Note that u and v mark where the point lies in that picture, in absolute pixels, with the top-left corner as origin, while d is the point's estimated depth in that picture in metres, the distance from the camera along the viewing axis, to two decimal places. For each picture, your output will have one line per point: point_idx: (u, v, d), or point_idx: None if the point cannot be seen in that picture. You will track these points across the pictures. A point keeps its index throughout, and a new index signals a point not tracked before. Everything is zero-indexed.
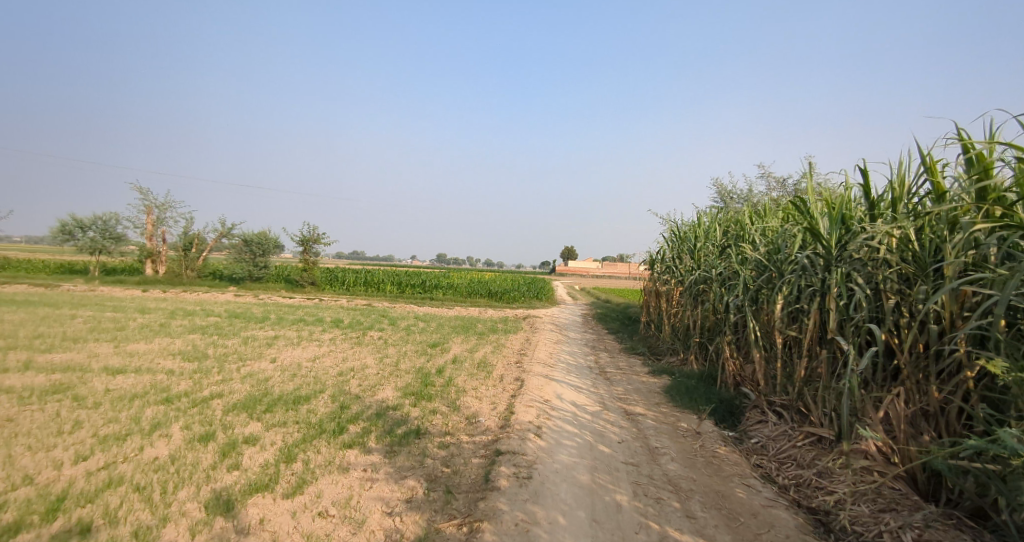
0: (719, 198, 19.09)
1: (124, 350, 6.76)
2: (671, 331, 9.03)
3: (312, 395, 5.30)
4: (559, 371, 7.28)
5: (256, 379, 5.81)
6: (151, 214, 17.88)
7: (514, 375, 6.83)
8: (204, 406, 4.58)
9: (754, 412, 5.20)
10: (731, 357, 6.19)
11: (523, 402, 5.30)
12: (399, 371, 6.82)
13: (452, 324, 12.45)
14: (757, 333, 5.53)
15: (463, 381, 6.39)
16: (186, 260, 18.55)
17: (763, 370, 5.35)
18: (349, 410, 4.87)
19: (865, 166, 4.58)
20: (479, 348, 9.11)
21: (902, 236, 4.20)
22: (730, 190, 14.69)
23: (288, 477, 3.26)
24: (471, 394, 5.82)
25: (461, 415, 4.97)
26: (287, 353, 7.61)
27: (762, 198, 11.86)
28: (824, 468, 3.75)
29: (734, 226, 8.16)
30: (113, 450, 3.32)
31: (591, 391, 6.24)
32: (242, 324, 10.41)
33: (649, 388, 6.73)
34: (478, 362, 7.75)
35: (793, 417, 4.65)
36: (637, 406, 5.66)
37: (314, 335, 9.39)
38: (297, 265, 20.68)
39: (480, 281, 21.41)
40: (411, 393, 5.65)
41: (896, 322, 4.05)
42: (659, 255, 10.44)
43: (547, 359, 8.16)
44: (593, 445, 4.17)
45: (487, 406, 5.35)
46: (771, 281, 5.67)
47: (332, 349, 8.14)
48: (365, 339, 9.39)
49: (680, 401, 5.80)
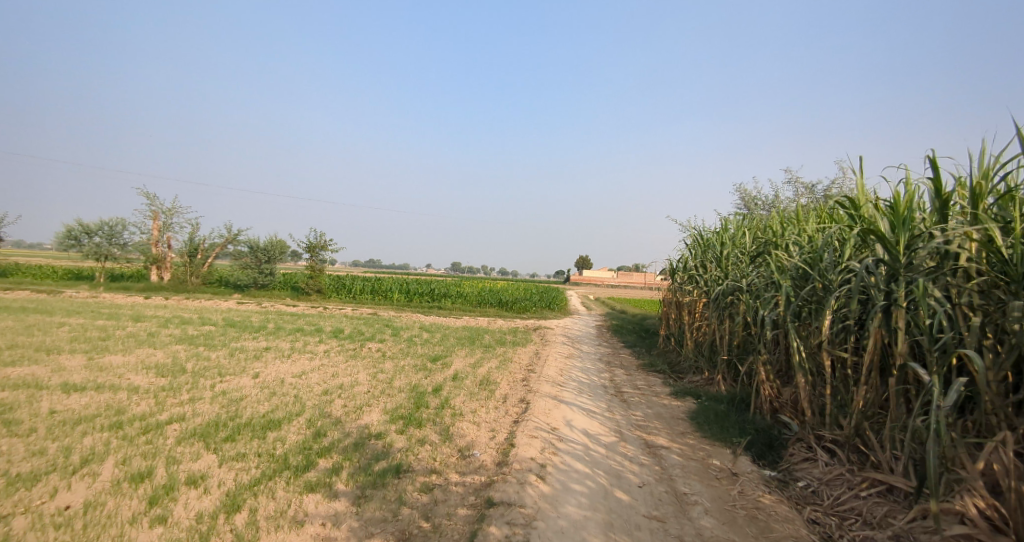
0: (745, 203, 18.17)
1: (95, 363, 6.26)
2: (694, 347, 8.22)
3: (285, 420, 4.67)
4: (569, 391, 6.54)
5: (228, 398, 5.21)
6: (157, 219, 17.72)
7: (519, 396, 6.11)
8: (156, 433, 3.98)
9: (799, 447, 4.36)
10: (767, 379, 5.36)
11: (526, 431, 4.57)
12: (391, 389, 6.16)
13: (457, 336, 11.79)
14: (800, 352, 4.70)
15: (461, 403, 5.70)
16: (191, 267, 18.36)
17: (809, 397, 4.51)
18: (324, 440, 4.21)
19: (933, 157, 3.76)
20: (484, 363, 8.41)
21: (987, 239, 3.41)
22: (754, 197, 13.82)
23: (223, 534, 2.60)
24: (468, 419, 5.12)
25: (454, 446, 4.26)
26: (273, 367, 7.02)
27: (791, 203, 11.00)
28: (901, 531, 2.88)
29: (765, 232, 7.37)
30: (14, 497, 2.72)
31: (605, 416, 5.49)
32: (235, 333, 9.89)
33: (672, 413, 5.93)
34: (481, 379, 7.04)
35: (849, 457, 3.80)
36: (659, 437, 4.89)
37: (308, 347, 8.81)
38: (304, 272, 20.33)
39: (490, 291, 20.77)
40: (400, 417, 4.98)
41: (985, 345, 3.24)
42: (681, 263, 9.66)
43: (557, 376, 7.42)
44: (608, 491, 3.41)
45: (485, 434, 4.64)
46: (817, 293, 4.84)
47: (323, 363, 7.53)
48: (362, 351, 8.76)
49: (710, 432, 5.00)
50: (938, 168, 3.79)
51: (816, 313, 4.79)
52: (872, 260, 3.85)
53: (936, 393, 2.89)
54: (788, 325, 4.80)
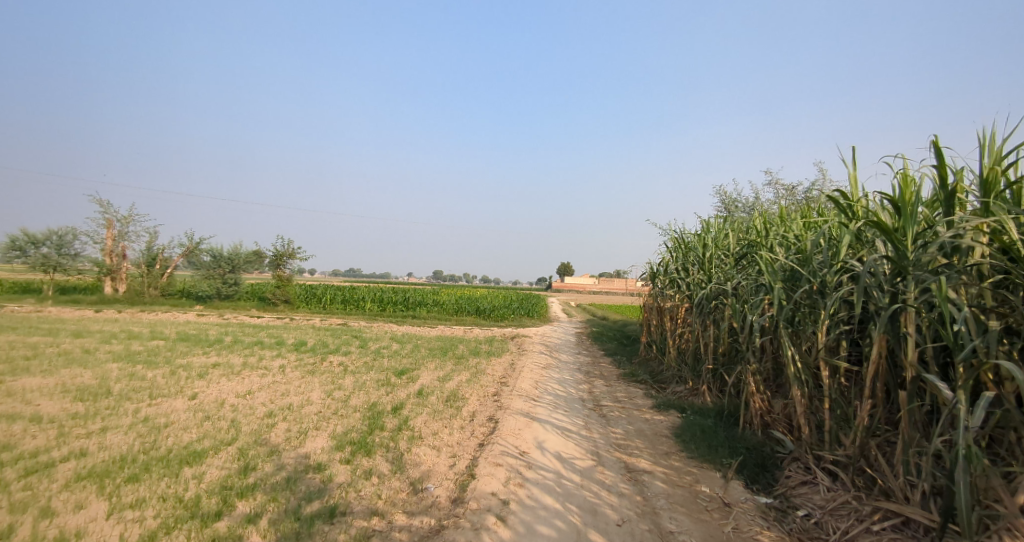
0: (725, 208, 18.00)
1: (2, 388, 5.45)
2: (677, 355, 7.81)
3: (211, 450, 3.99)
4: (544, 406, 6.02)
5: (150, 425, 4.49)
6: (112, 228, 16.66)
7: (487, 414, 5.55)
8: (40, 476, 3.27)
9: (795, 467, 3.98)
10: (757, 390, 5.00)
11: (490, 457, 4.00)
12: (346, 409, 5.52)
13: (429, 346, 11.17)
14: (794, 361, 4.34)
15: (422, 424, 5.11)
16: (149, 277, 17.24)
17: (805, 412, 4.13)
18: (250, 475, 3.56)
19: (935, 143, 3.47)
20: (453, 376, 7.81)
21: (1001, 232, 3.08)
22: (733, 200, 13.62)
23: None
24: (428, 443, 4.53)
25: (405, 478, 3.65)
26: (216, 386, 6.28)
27: (771, 206, 10.77)
28: None
29: (750, 233, 7.06)
30: None
31: (582, 436, 4.97)
32: (184, 348, 9.07)
33: (655, 430, 5.44)
34: (448, 395, 6.46)
35: (855, 482, 3.43)
36: (641, 459, 4.38)
37: (262, 362, 8.07)
38: (272, 283, 19.43)
39: (469, 299, 20.16)
40: (349, 443, 4.36)
41: (1006, 352, 2.90)
42: (662, 267, 9.29)
43: (532, 390, 6.90)
44: (581, 533, 2.87)
45: (444, 462, 4.07)
46: (811, 297, 4.51)
47: (275, 380, 6.83)
48: (322, 366, 8.06)
49: (698, 451, 4.54)
50: (942, 154, 3.49)
51: (812, 319, 4.45)
52: (875, 256, 3.45)
53: (963, 412, 2.50)
54: (781, 332, 4.44)
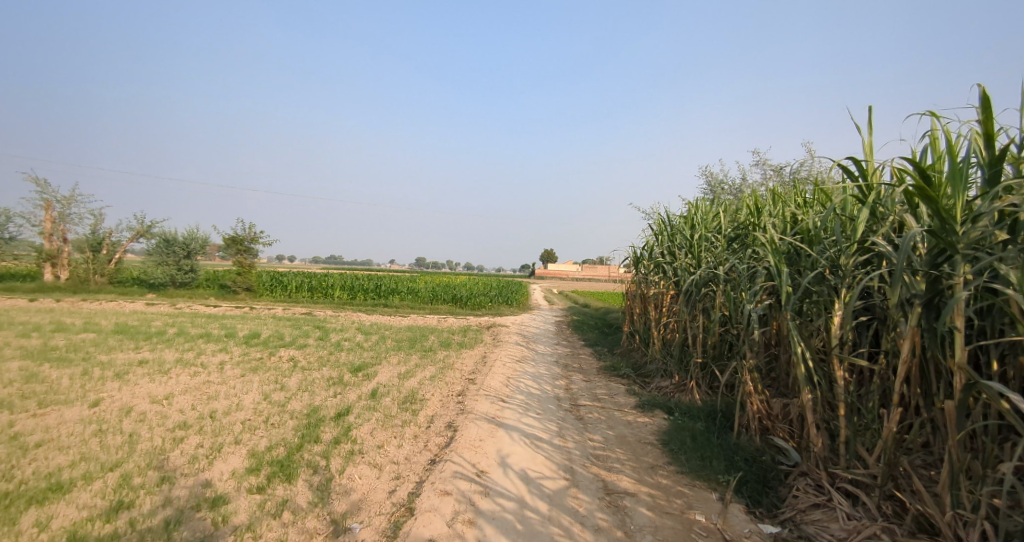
0: (712, 191, 17.44)
1: None
2: (662, 347, 7.20)
3: (82, 478, 2.98)
4: (513, 409, 5.31)
5: (16, 443, 3.49)
6: (51, 209, 15.22)
7: (446, 420, 4.81)
8: None
9: (803, 485, 3.53)
10: (754, 390, 4.44)
11: (438, 482, 3.24)
12: (279, 416, 4.69)
13: (396, 337, 10.35)
14: (803, 359, 3.83)
15: (366, 434, 4.34)
16: (94, 264, 15.82)
17: (817, 421, 3.66)
18: (119, 518, 2.60)
19: (983, 93, 2.78)
20: (416, 372, 7.03)
21: None
22: (719, 183, 13.02)
23: None
24: (368, 460, 3.75)
25: (326, 514, 2.84)
26: (131, 388, 5.20)
27: (760, 188, 10.14)
28: None
29: (744, 212, 6.41)
30: None
31: (555, 447, 4.27)
32: (114, 341, 8.04)
33: (638, 436, 4.79)
34: (405, 395, 5.69)
35: (881, 508, 3.02)
36: (622, 478, 3.74)
37: (200, 358, 7.12)
38: (233, 270, 18.27)
39: (445, 286, 19.31)
40: (268, 462, 3.53)
41: None
42: (646, 251, 8.64)
43: (501, 388, 6.20)
44: None
45: (383, 487, 3.30)
46: (824, 286, 3.97)
47: (206, 379, 5.92)
48: (268, 362, 7.17)
49: (689, 465, 3.97)
50: (990, 107, 2.81)
51: (823, 309, 3.93)
52: (916, 231, 2.86)
53: None
54: (791, 325, 3.89)
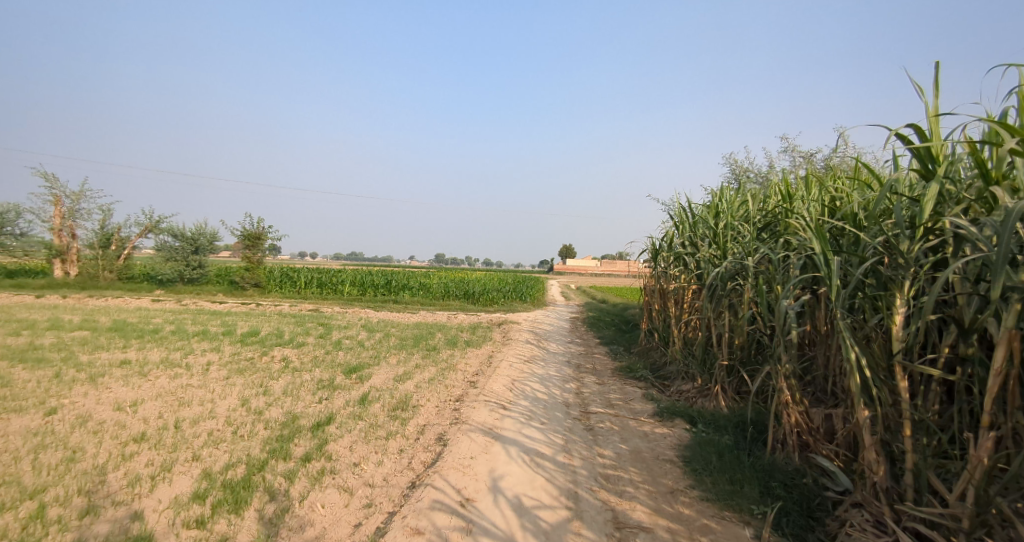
0: (730, 163, 17.95)
1: None
2: (683, 347, 6.53)
3: None
4: (515, 418, 4.74)
5: None
6: (60, 205, 15.23)
7: (437, 431, 4.26)
8: None
9: (860, 521, 2.86)
10: (792, 399, 3.75)
11: (412, 516, 2.69)
12: (252, 426, 4.22)
13: (400, 335, 9.89)
14: (857, 368, 3.11)
15: (344, 449, 3.82)
16: (104, 260, 15.90)
17: (875, 443, 2.96)
18: None
19: None
20: (414, 374, 6.52)
21: None
22: (744, 171, 12.16)
23: None
24: (338, 482, 3.23)
25: None
26: (99, 393, 4.78)
27: (792, 174, 9.31)
28: None
29: (775, 196, 5.67)
30: None
31: (558, 466, 3.68)
32: (105, 339, 7.76)
33: (656, 451, 4.16)
34: (397, 401, 5.16)
35: None
36: (636, 508, 3.13)
37: (187, 358, 6.74)
38: (241, 266, 18.18)
39: (457, 281, 18.83)
40: (220, 485, 3.03)
41: None
42: (666, 242, 7.94)
43: (504, 393, 5.63)
44: None
45: (348, 520, 2.76)
46: (881, 279, 3.24)
47: (185, 382, 5.50)
48: (259, 363, 6.74)
49: (716, 492, 3.33)
50: None
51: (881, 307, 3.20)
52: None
53: None
54: (840, 325, 3.16)
